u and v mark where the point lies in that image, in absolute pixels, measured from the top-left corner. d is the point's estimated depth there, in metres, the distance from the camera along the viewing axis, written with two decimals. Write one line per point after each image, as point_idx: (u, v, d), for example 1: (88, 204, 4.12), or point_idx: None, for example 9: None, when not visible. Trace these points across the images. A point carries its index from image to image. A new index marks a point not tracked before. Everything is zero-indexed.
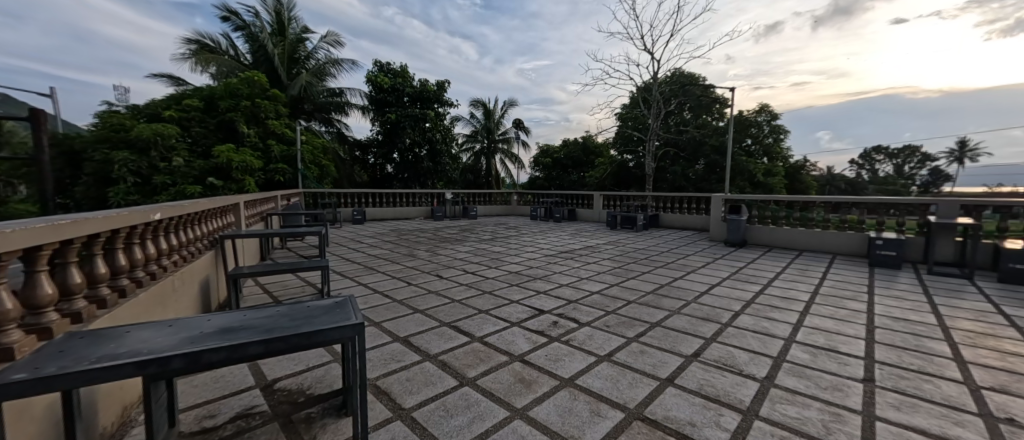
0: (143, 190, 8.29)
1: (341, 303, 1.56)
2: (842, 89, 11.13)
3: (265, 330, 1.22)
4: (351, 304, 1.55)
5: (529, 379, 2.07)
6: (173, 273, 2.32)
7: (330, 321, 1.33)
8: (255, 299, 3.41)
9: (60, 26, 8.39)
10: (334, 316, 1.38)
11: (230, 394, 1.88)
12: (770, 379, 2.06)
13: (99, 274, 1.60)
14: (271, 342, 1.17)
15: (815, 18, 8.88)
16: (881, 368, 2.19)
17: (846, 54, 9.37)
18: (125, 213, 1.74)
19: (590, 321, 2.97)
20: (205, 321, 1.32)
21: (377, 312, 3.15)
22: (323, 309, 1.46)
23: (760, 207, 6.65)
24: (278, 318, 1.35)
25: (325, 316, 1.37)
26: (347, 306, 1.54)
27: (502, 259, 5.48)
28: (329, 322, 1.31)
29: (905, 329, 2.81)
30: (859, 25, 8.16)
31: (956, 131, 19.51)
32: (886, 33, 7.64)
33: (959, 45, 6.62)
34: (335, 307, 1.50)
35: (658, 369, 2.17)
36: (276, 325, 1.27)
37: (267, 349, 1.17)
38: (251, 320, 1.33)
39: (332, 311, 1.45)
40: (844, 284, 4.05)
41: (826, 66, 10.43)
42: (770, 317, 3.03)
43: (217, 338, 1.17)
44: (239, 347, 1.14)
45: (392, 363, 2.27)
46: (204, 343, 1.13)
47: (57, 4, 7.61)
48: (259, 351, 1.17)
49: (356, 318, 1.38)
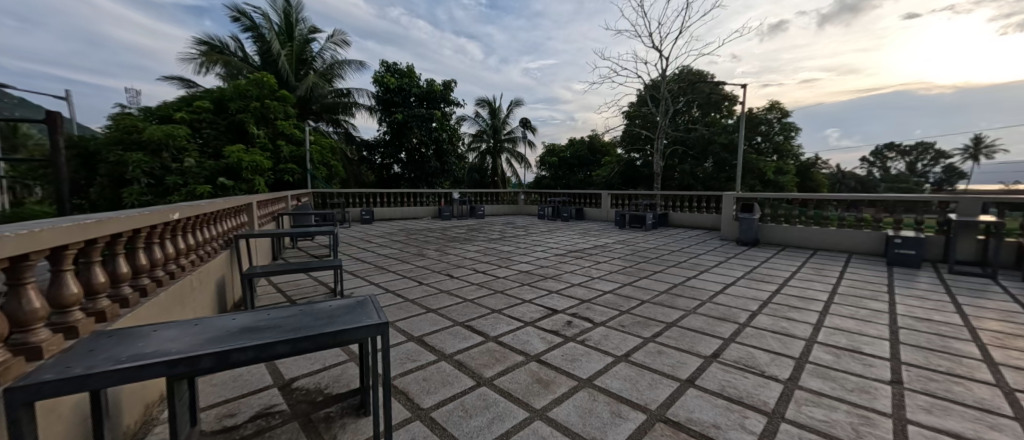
0: (156, 190, 8.38)
1: (363, 302, 1.52)
2: (852, 85, 10.94)
3: (292, 327, 1.22)
4: (373, 303, 1.51)
5: (547, 380, 2.05)
6: (190, 274, 2.32)
7: (354, 321, 1.29)
8: (269, 299, 3.42)
9: (71, 30, 8.52)
10: (361, 316, 1.35)
11: (249, 394, 1.88)
12: (793, 381, 2.01)
13: (121, 274, 1.61)
14: (297, 342, 1.15)
15: (821, 16, 8.81)
16: (908, 369, 2.13)
17: (856, 50, 9.15)
18: (146, 214, 1.76)
19: (605, 320, 2.94)
20: (226, 321, 1.30)
21: (389, 312, 3.15)
22: (346, 308, 1.43)
23: (773, 206, 6.56)
24: (302, 317, 1.33)
25: (348, 316, 1.34)
26: (368, 306, 1.50)
27: (512, 259, 5.47)
28: (352, 323, 1.27)
29: (930, 329, 2.74)
30: (869, 21, 8.02)
31: (967, 129, 19.19)
32: (896, 29, 7.54)
33: (974, 43, 6.53)
34: (356, 307, 1.48)
35: (677, 370, 2.14)
36: (299, 325, 1.24)
37: (292, 349, 1.15)
38: (274, 320, 1.32)
39: (356, 309, 1.43)
40: (862, 283, 3.97)
41: (834, 62, 10.27)
42: (789, 317, 2.97)
43: (242, 337, 1.14)
44: (267, 347, 1.11)
45: (408, 363, 2.26)
46: (230, 343, 1.11)
47: (71, 9, 7.72)
48: (285, 351, 1.14)
49: (380, 317, 1.34)
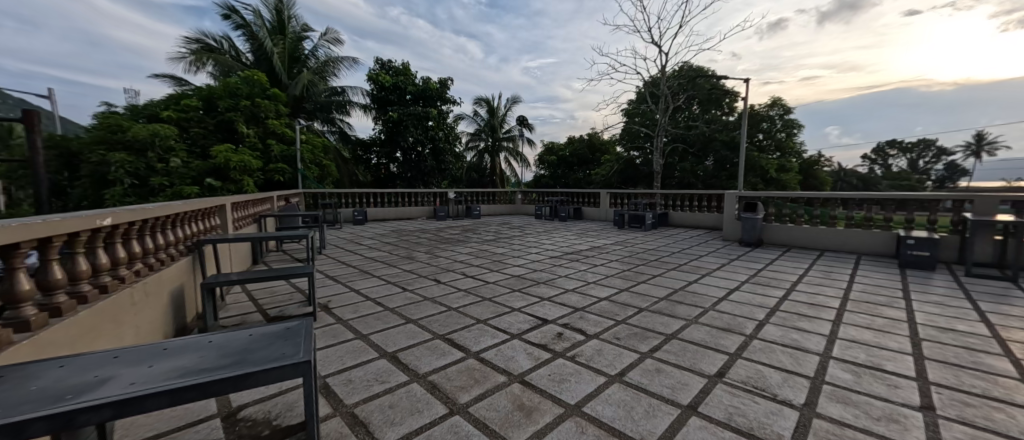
0: (140, 192, 8.13)
1: (294, 327, 1.24)
2: (853, 82, 10.70)
3: (178, 370, 0.93)
4: (306, 329, 1.23)
5: (529, 406, 1.81)
6: (131, 286, 2.08)
7: (266, 360, 0.99)
8: (237, 308, 3.18)
9: (73, 31, 8.50)
10: (282, 350, 1.06)
11: (185, 427, 1.63)
12: (810, 407, 1.77)
13: (22, 293, 1.37)
14: (176, 394, 0.85)
15: (821, 13, 8.63)
16: (938, 392, 1.88)
17: (856, 47, 8.92)
18: (60, 220, 1.51)
19: (598, 332, 2.69)
20: (105, 359, 1.01)
21: (365, 323, 2.90)
22: (268, 335, 1.15)
23: (777, 205, 6.28)
24: (203, 353, 1.03)
25: (264, 351, 1.04)
26: (300, 333, 1.20)
27: (505, 262, 5.21)
28: (263, 362, 0.98)
29: (956, 342, 2.48)
30: (869, 18, 7.79)
31: (969, 126, 18.97)
32: (897, 27, 7.33)
33: (983, 39, 6.27)
34: (284, 334, 1.18)
35: (678, 393, 1.89)
36: (189, 366, 0.95)
37: (172, 403, 0.85)
38: (168, 355, 1.02)
39: (281, 337, 1.15)
40: (875, 288, 3.71)
41: (835, 60, 10.02)
42: (799, 327, 2.72)
43: (104, 387, 0.85)
44: (131, 402, 0.83)
45: (375, 385, 2.01)
46: (81, 397, 0.81)
47: (71, 9, 7.67)
48: (159, 407, 0.84)
49: (304, 352, 1.05)
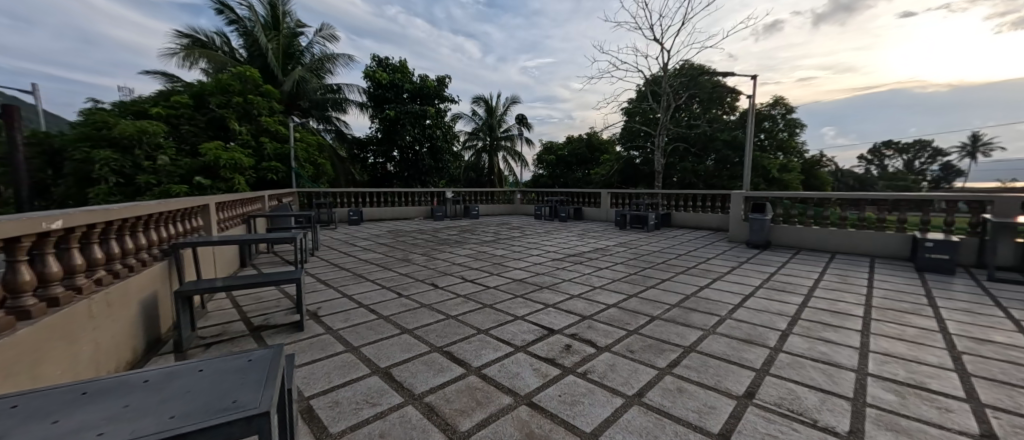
0: (126, 190, 7.86)
1: (257, 358, 0.99)
2: (850, 83, 10.58)
3: (87, 425, 0.69)
4: (273, 360, 0.99)
5: (539, 435, 1.59)
6: (90, 297, 1.84)
7: (206, 411, 0.75)
8: (219, 317, 2.96)
9: (68, 27, 8.37)
10: (234, 393, 0.81)
11: None
12: (857, 435, 1.56)
13: None
14: None
15: (816, 15, 8.52)
16: (997, 417, 1.68)
17: (851, 49, 8.81)
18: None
19: (610, 344, 2.48)
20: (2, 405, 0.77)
21: (356, 333, 2.67)
22: (221, 370, 0.90)
23: (785, 205, 6.09)
24: (127, 396, 0.78)
25: (206, 396, 0.79)
26: (263, 368, 0.95)
27: (505, 265, 4.98)
28: (206, 414, 0.73)
29: (999, 355, 2.29)
30: (863, 20, 7.68)
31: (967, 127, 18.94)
32: (893, 28, 7.25)
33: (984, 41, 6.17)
34: (242, 368, 0.93)
35: (706, 418, 1.68)
36: (100, 421, 0.70)
37: None
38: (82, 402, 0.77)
39: (237, 372, 0.91)
40: (897, 294, 3.51)
41: (830, 61, 9.90)
42: (827, 338, 2.52)
43: None
44: None
45: (365, 408, 1.79)
46: None
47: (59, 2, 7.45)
48: None
49: (261, 398, 0.80)
